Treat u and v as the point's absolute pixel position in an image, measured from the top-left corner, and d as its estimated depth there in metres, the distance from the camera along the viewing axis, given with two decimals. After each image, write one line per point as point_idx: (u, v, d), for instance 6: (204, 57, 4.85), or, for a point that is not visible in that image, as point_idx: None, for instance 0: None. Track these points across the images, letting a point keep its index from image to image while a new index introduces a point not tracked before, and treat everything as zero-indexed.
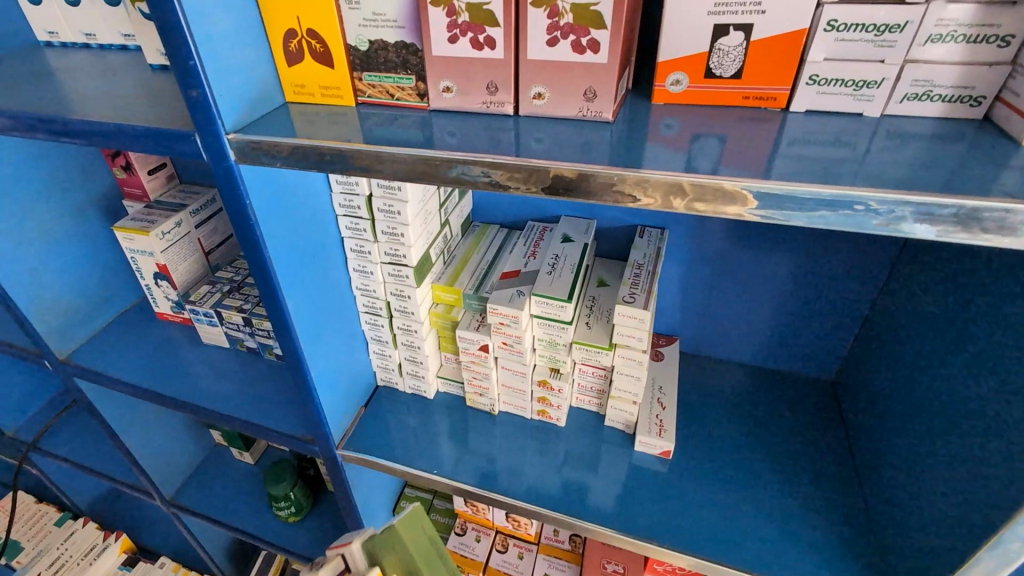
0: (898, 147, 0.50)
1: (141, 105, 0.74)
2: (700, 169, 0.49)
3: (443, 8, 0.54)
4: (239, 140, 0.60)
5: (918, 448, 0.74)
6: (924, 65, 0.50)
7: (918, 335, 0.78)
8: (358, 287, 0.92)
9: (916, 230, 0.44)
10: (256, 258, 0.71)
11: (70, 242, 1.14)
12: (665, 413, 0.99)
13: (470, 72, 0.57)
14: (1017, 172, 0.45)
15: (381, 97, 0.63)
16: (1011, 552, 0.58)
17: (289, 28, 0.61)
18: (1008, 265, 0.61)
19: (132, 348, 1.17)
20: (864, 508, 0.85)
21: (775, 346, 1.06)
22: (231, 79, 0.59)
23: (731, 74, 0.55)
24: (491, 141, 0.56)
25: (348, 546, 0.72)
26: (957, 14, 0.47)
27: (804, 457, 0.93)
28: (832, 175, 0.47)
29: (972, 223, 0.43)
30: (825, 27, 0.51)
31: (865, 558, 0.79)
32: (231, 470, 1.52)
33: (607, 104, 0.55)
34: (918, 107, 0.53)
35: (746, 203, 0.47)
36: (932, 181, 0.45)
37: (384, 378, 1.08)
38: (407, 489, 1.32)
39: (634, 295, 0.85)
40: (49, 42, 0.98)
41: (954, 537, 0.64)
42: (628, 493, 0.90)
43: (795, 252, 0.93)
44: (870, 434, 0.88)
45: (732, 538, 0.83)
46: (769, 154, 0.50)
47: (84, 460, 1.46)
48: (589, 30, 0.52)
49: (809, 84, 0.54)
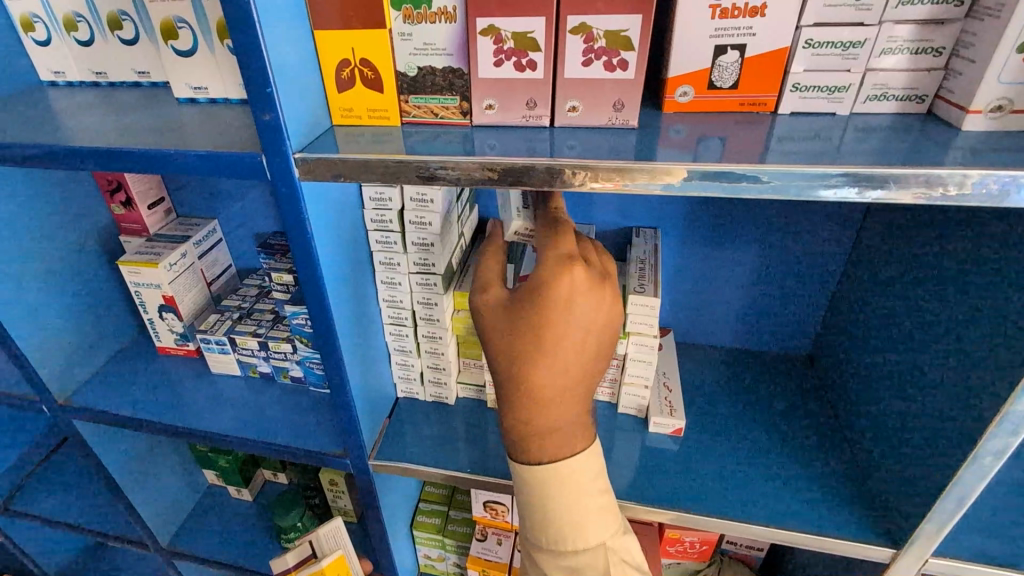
0: (866, 137, 0.62)
1: (182, 133, 0.77)
2: (713, 158, 0.59)
3: (491, 37, 0.63)
4: (305, 159, 0.66)
5: (900, 393, 0.86)
6: (880, 72, 0.64)
7: (887, 300, 0.92)
8: (385, 299, 0.97)
9: (894, 196, 0.56)
10: (307, 269, 0.76)
11: (67, 281, 1.12)
12: (672, 396, 1.08)
13: (513, 90, 0.66)
14: (959, 149, 0.58)
15: (425, 117, 0.71)
16: (985, 465, 0.71)
17: (343, 58, 0.67)
18: (965, 230, 0.75)
19: (134, 384, 1.15)
20: (853, 459, 0.97)
21: (756, 329, 1.19)
22: (296, 106, 0.65)
23: (730, 85, 0.67)
24: (536, 147, 0.64)
25: (313, 534, 1.12)
26: (903, 33, 0.61)
27: (795, 423, 1.05)
28: (822, 157, 0.59)
29: (939, 186, 0.55)
30: (804, 45, 0.63)
31: (859, 499, 0.91)
32: (229, 509, 1.48)
33: (634, 112, 0.65)
34: (877, 106, 0.66)
35: (760, 187, 0.58)
36: (898, 157, 0.58)
37: (405, 389, 1.12)
38: (421, 504, 1.35)
39: (644, 285, 0.96)
40: (54, 81, 0.99)
41: (939, 462, 0.76)
42: (649, 470, 0.98)
43: (771, 240, 1.06)
44: (852, 394, 1.00)
45: (747, 497, 0.92)
46: (765, 147, 0.62)
47: (68, 516, 1.38)
48: (620, 52, 0.62)
49: (793, 91, 0.66)
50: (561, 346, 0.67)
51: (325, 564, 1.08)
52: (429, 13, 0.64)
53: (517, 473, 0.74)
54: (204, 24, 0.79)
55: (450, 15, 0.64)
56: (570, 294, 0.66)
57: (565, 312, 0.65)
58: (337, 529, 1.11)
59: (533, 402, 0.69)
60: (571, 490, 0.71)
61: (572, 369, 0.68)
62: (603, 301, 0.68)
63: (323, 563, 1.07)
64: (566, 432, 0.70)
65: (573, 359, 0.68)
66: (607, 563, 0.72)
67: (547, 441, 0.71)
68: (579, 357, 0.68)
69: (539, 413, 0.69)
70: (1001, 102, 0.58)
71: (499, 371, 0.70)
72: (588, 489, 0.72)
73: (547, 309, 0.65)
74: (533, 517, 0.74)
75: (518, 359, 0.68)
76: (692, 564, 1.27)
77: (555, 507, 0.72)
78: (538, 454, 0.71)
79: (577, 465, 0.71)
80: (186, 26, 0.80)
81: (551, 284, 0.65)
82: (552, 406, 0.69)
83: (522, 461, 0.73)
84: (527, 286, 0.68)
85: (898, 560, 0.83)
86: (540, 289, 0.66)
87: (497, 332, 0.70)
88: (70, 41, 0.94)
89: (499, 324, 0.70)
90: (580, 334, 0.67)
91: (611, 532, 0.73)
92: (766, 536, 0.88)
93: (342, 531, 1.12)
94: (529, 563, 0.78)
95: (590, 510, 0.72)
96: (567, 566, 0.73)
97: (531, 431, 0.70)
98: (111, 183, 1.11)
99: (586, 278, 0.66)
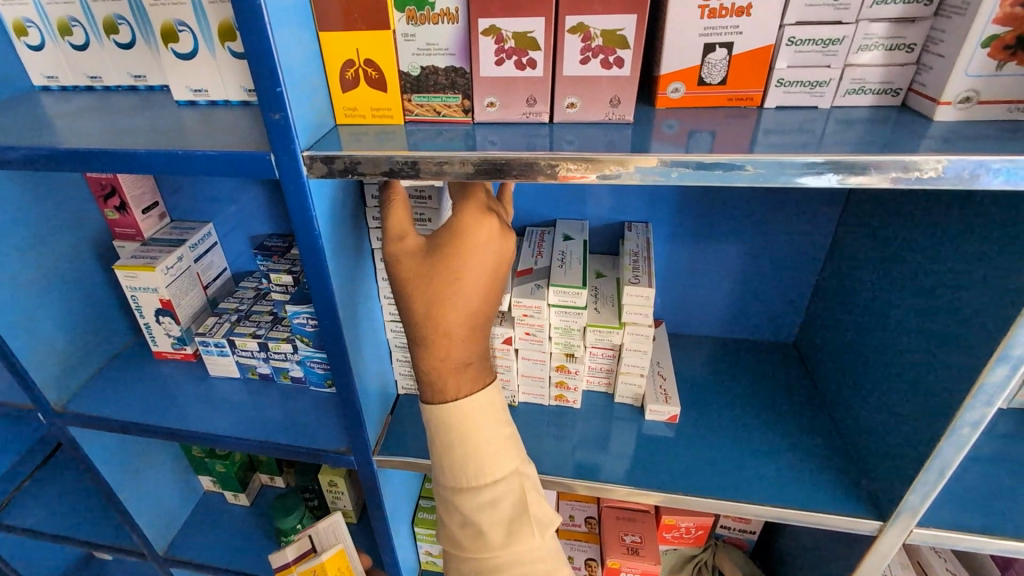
0: (846, 128, 0.66)
1: (184, 134, 0.78)
2: (704, 150, 0.63)
3: (492, 37, 0.66)
4: (313, 157, 0.67)
5: (884, 372, 0.91)
6: (858, 68, 0.68)
7: (868, 286, 0.97)
8: (386, 295, 0.99)
9: (874, 181, 0.60)
10: (314, 265, 0.77)
11: (61, 288, 1.11)
12: (667, 384, 1.12)
13: (513, 89, 0.69)
14: (930, 138, 0.62)
15: (428, 115, 0.73)
16: (963, 436, 0.75)
17: (347, 59, 0.69)
18: (941, 216, 0.80)
19: (131, 390, 1.14)
20: (840, 439, 1.02)
21: (744, 318, 1.23)
22: (302, 105, 0.67)
23: (718, 81, 0.70)
24: (535, 141, 0.67)
25: (312, 528, 1.13)
26: (878, 31, 0.65)
27: (785, 407, 1.09)
28: (803, 148, 0.63)
29: (914, 171, 0.59)
30: (787, 42, 0.67)
31: (848, 477, 0.95)
32: (228, 515, 1.48)
33: (630, 108, 0.68)
34: (856, 99, 0.70)
35: (751, 176, 0.61)
36: (875, 146, 0.62)
37: (406, 386, 1.14)
38: (422, 501, 1.36)
39: (638, 277, 0.99)
40: (47, 86, 0.99)
41: (921, 436, 0.80)
42: (648, 456, 1.01)
43: (757, 232, 1.11)
44: (838, 376, 1.05)
45: (743, 478, 0.96)
46: (752, 138, 0.65)
47: (62, 528, 1.36)
48: (616, 50, 0.65)
49: (778, 86, 0.70)
50: (478, 288, 0.70)
51: (325, 558, 1.09)
52: (432, 14, 0.67)
53: (438, 411, 0.73)
54: (206, 27, 0.80)
55: (453, 16, 0.67)
56: (490, 237, 0.69)
57: (478, 257, 0.69)
58: (336, 521, 1.13)
59: (448, 344, 0.72)
60: (486, 421, 0.74)
61: (484, 308, 0.72)
62: (511, 248, 0.72)
63: (322, 557, 1.09)
64: (477, 368, 0.75)
65: (486, 300, 0.72)
66: (521, 486, 0.74)
67: (460, 376, 0.73)
68: (488, 301, 0.72)
69: (450, 350, 0.72)
70: (969, 93, 0.62)
71: (413, 313, 0.71)
72: (499, 420, 0.75)
73: (463, 255, 0.69)
74: (452, 453, 0.73)
75: (433, 300, 0.70)
76: (689, 549, 1.31)
77: (473, 437, 0.73)
78: (454, 391, 0.73)
79: (489, 398, 0.75)
80: (187, 28, 0.81)
81: (470, 228, 0.69)
82: (462, 343, 0.72)
83: (438, 399, 0.74)
84: (446, 229, 0.70)
85: (884, 532, 0.87)
86: (461, 233, 0.69)
87: (412, 274, 0.71)
88: (64, 46, 0.94)
89: (411, 264, 0.71)
90: (492, 283, 0.71)
91: (522, 460, 0.76)
92: (761, 514, 0.91)
93: (341, 526, 1.14)
94: (446, 506, 0.76)
95: (504, 438, 0.75)
96: (485, 500, 0.72)
97: (447, 368, 0.73)
98: (105, 188, 1.11)
99: (503, 225, 0.71)
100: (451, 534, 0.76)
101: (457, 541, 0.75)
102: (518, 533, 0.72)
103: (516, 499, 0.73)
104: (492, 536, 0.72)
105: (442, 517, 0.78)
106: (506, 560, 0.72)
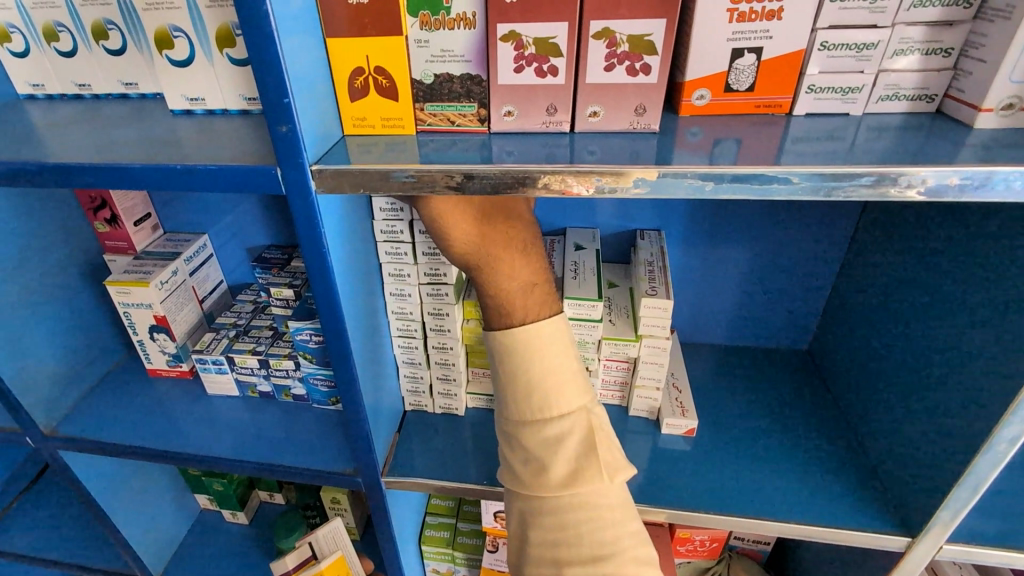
0: (879, 136, 0.63)
1: (180, 145, 0.74)
2: (729, 160, 0.60)
3: (512, 42, 0.62)
4: (322, 170, 0.63)
5: (907, 383, 0.88)
6: (893, 72, 0.65)
7: (888, 294, 0.94)
8: (394, 310, 0.95)
9: (913, 192, 0.57)
10: (323, 284, 0.73)
11: (49, 306, 1.06)
12: (683, 396, 1.09)
13: (533, 98, 0.66)
14: (970, 147, 0.59)
15: (441, 125, 0.69)
16: (1000, 452, 0.72)
17: (357, 66, 0.65)
18: (968, 225, 0.77)
19: (125, 410, 1.09)
20: (861, 450, 0.99)
21: (757, 325, 1.21)
22: (309, 116, 0.63)
23: (746, 87, 0.67)
24: (557, 151, 0.63)
25: (311, 535, 1.08)
26: (914, 34, 0.63)
27: (803, 418, 1.07)
28: (837, 157, 0.59)
29: (956, 183, 0.56)
30: (820, 47, 0.64)
31: (872, 491, 0.92)
32: (226, 535, 1.42)
33: (656, 117, 0.65)
34: (889, 105, 0.68)
35: (786, 187, 0.58)
36: (913, 154, 0.59)
37: (413, 402, 1.10)
38: (429, 518, 1.32)
39: (655, 288, 0.95)
40: (32, 94, 0.95)
41: (953, 451, 0.77)
42: (665, 472, 0.98)
43: (772, 239, 1.08)
44: (857, 386, 1.02)
45: (766, 494, 0.92)
46: (783, 147, 0.62)
47: (53, 553, 1.31)
48: (643, 56, 0.62)
49: (808, 92, 0.67)
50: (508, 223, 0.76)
51: (325, 565, 1.06)
52: (447, 19, 0.63)
53: (501, 338, 0.74)
54: (203, 33, 0.76)
55: (469, 21, 0.63)
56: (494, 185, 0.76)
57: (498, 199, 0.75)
58: (335, 529, 1.08)
59: (507, 268, 0.75)
60: (549, 351, 0.73)
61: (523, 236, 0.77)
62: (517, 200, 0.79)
63: (321, 564, 1.05)
64: (543, 292, 0.77)
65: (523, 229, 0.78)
66: (587, 424, 0.73)
67: (527, 299, 0.75)
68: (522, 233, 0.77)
69: (511, 273, 0.76)
70: (1012, 100, 0.60)
71: (466, 245, 0.73)
72: (563, 351, 0.74)
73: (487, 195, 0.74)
74: (517, 387, 0.74)
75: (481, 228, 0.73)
76: (702, 561, 1.28)
77: (536, 368, 0.73)
78: (521, 315, 0.75)
79: (553, 322, 0.75)
80: (183, 35, 0.77)
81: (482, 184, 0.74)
82: (518, 265, 0.76)
83: (505, 324, 0.75)
84: None
85: (914, 547, 0.85)
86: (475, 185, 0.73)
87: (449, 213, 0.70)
88: (50, 53, 0.89)
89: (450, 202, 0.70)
90: (522, 222, 0.78)
91: (590, 399, 0.75)
92: (787, 532, 0.88)
93: (341, 532, 1.09)
94: (509, 442, 0.76)
95: (569, 370, 0.74)
96: (549, 435, 0.72)
97: (514, 292, 0.75)
98: (94, 199, 1.07)
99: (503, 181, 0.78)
100: (512, 471, 0.76)
101: (516, 476, 0.75)
102: (580, 476, 0.71)
103: (581, 436, 0.72)
104: (553, 473, 0.71)
105: (505, 456, 0.77)
106: (567, 502, 0.71)
